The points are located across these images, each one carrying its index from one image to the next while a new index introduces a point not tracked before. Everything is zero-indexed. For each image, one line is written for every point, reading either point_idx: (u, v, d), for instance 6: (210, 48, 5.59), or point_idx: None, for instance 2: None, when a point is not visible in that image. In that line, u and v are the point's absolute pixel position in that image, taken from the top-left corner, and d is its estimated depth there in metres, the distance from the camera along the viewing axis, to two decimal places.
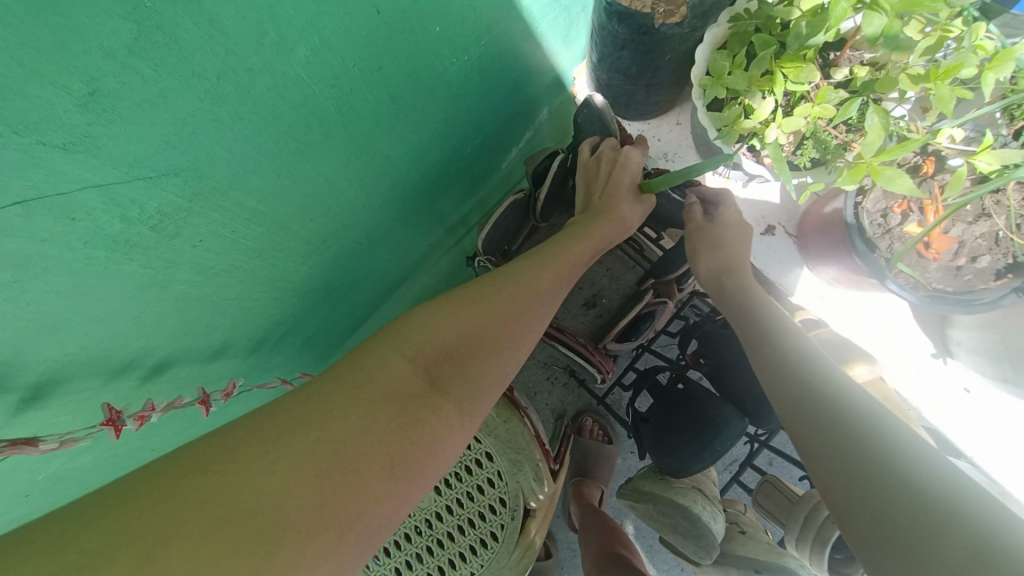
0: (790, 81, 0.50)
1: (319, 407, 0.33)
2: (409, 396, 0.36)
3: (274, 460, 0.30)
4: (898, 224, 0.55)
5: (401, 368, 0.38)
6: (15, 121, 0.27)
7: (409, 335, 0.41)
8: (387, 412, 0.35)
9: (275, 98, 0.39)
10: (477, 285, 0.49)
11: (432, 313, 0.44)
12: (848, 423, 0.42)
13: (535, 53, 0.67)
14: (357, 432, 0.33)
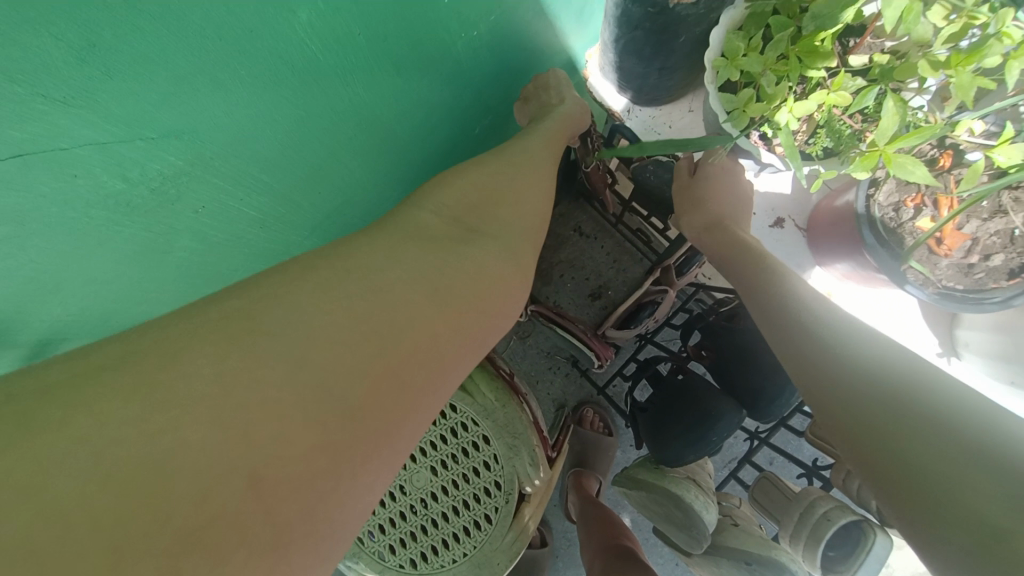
0: (806, 66, 0.49)
1: (289, 285, 0.31)
2: (400, 266, 0.34)
3: (308, 314, 0.29)
4: (910, 219, 0.53)
5: (379, 245, 0.36)
6: (13, 72, 0.27)
7: (384, 226, 0.39)
8: (378, 284, 0.32)
9: (278, 63, 0.39)
10: (451, 182, 0.47)
11: (412, 211, 0.42)
12: (843, 349, 0.43)
13: (547, 31, 0.66)
14: (350, 307, 0.30)
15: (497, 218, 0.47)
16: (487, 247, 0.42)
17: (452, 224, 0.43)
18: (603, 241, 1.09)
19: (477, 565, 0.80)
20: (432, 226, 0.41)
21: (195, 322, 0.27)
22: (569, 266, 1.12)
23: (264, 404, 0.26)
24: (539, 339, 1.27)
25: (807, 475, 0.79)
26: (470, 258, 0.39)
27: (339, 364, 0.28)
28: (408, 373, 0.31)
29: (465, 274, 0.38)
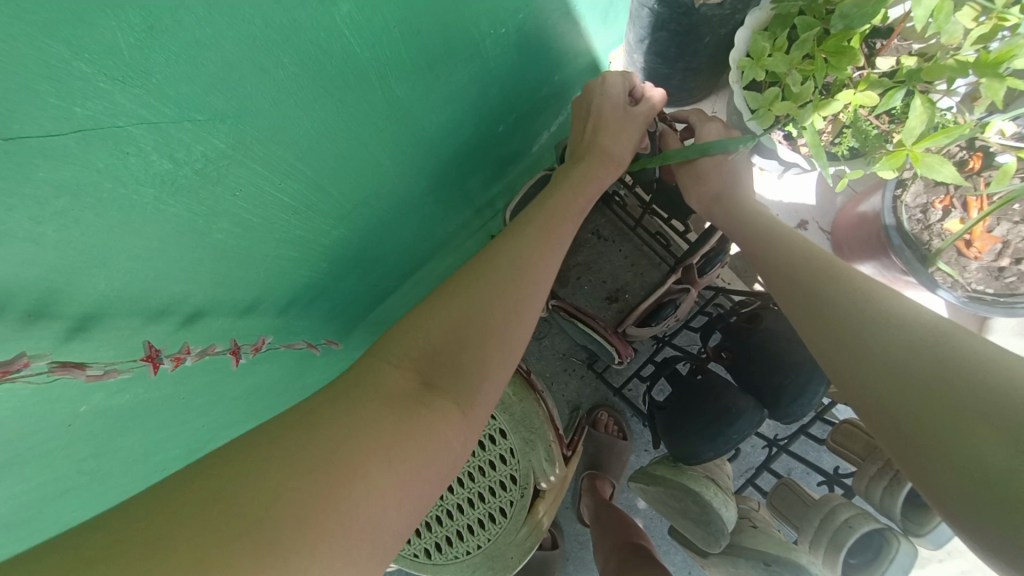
0: (832, 67, 0.49)
1: (251, 457, 0.32)
2: (362, 430, 0.35)
3: (269, 456, 0.32)
4: (938, 221, 0.53)
5: (339, 405, 0.37)
6: (79, 48, 0.29)
7: (347, 388, 0.39)
8: (337, 453, 0.33)
9: (318, 54, 0.41)
10: (422, 315, 0.48)
11: (382, 363, 0.43)
12: (890, 348, 0.37)
13: (573, 33, 0.67)
14: (318, 459, 0.32)
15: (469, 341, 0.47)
16: (447, 396, 0.43)
17: (421, 346, 0.45)
18: (622, 245, 1.10)
19: (490, 559, 0.80)
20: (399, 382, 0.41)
21: (171, 497, 0.29)
22: (587, 269, 1.12)
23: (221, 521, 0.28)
24: (556, 341, 1.28)
25: (828, 482, 0.77)
26: (429, 416, 0.39)
27: (302, 502, 0.30)
28: (355, 513, 0.31)
29: (421, 423, 0.39)
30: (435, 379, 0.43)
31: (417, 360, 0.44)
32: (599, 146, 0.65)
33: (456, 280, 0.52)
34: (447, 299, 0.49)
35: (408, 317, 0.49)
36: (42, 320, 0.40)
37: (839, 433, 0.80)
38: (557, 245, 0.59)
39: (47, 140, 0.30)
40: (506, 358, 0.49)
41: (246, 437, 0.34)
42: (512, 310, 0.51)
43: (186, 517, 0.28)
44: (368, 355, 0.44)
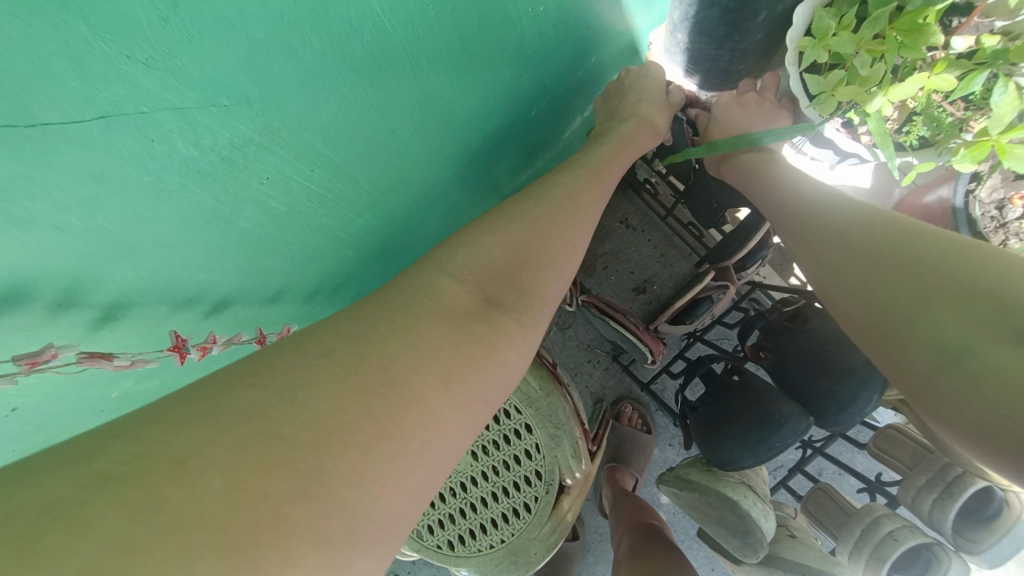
0: (906, 47, 0.44)
1: (305, 364, 0.33)
2: (419, 350, 0.36)
3: (322, 367, 0.33)
4: (1020, 225, 0.49)
5: (395, 316, 0.38)
6: (101, 28, 0.26)
7: (398, 302, 0.40)
8: (395, 367, 0.34)
9: (350, 34, 0.38)
10: (472, 238, 0.49)
11: (438, 278, 0.43)
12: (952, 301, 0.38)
13: (613, 11, 0.63)
14: (371, 373, 0.33)
15: (518, 272, 0.48)
16: (499, 318, 0.43)
17: (473, 269, 0.46)
18: (651, 235, 1.06)
19: (514, 554, 0.79)
20: (455, 300, 0.42)
21: (202, 410, 0.29)
22: (615, 259, 1.08)
23: (274, 432, 0.29)
24: (580, 332, 1.25)
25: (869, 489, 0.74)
26: (485, 337, 0.40)
27: (357, 416, 0.31)
28: (416, 428, 0.32)
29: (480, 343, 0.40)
30: (490, 299, 0.45)
31: (472, 279, 0.45)
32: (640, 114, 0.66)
33: (505, 212, 0.53)
34: (497, 229, 0.50)
35: (459, 237, 0.49)
36: (68, 311, 0.40)
37: (882, 438, 0.76)
38: (604, 190, 0.60)
39: (69, 126, 0.29)
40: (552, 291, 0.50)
41: (299, 343, 0.35)
42: (559, 253, 0.52)
43: (240, 425, 0.28)
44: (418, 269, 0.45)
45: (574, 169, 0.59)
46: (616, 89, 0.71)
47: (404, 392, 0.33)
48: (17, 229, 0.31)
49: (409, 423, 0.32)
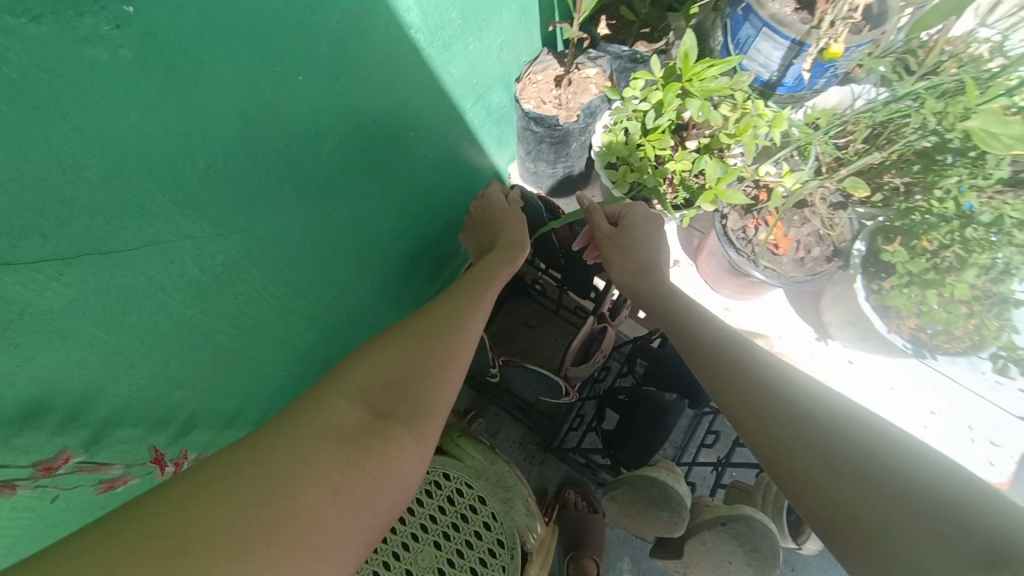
0: (656, 147, 0.73)
1: (197, 494, 0.34)
2: (312, 465, 0.38)
3: (217, 493, 0.34)
4: (758, 236, 0.74)
5: (290, 440, 0.39)
6: (163, 185, 0.40)
7: (292, 429, 0.41)
8: (281, 489, 0.36)
9: (308, 181, 0.55)
10: (369, 357, 0.52)
11: (329, 398, 0.45)
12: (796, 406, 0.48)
13: (480, 154, 0.89)
14: (260, 497, 0.35)
15: (416, 378, 0.51)
16: (399, 424, 0.46)
17: (368, 380, 0.49)
18: (551, 328, 1.27)
19: None
20: (348, 417, 0.44)
21: (91, 551, 0.30)
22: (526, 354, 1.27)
23: (159, 567, 0.30)
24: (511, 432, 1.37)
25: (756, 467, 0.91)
26: (382, 444, 0.43)
27: (246, 538, 0.33)
28: (304, 554, 0.34)
29: (376, 455, 0.41)
30: (385, 412, 0.46)
31: (364, 390, 0.48)
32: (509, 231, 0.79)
33: (400, 326, 0.57)
34: (393, 342, 0.54)
35: (357, 354, 0.53)
36: (70, 431, 0.45)
37: None
38: (487, 296, 0.68)
39: (125, 253, 0.41)
40: (450, 391, 0.53)
41: (193, 475, 0.36)
42: (452, 355, 0.56)
43: (120, 565, 0.29)
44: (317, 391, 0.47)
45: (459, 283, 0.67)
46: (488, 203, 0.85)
47: (294, 518, 0.35)
48: (62, 340, 0.40)
49: (300, 542, 0.34)
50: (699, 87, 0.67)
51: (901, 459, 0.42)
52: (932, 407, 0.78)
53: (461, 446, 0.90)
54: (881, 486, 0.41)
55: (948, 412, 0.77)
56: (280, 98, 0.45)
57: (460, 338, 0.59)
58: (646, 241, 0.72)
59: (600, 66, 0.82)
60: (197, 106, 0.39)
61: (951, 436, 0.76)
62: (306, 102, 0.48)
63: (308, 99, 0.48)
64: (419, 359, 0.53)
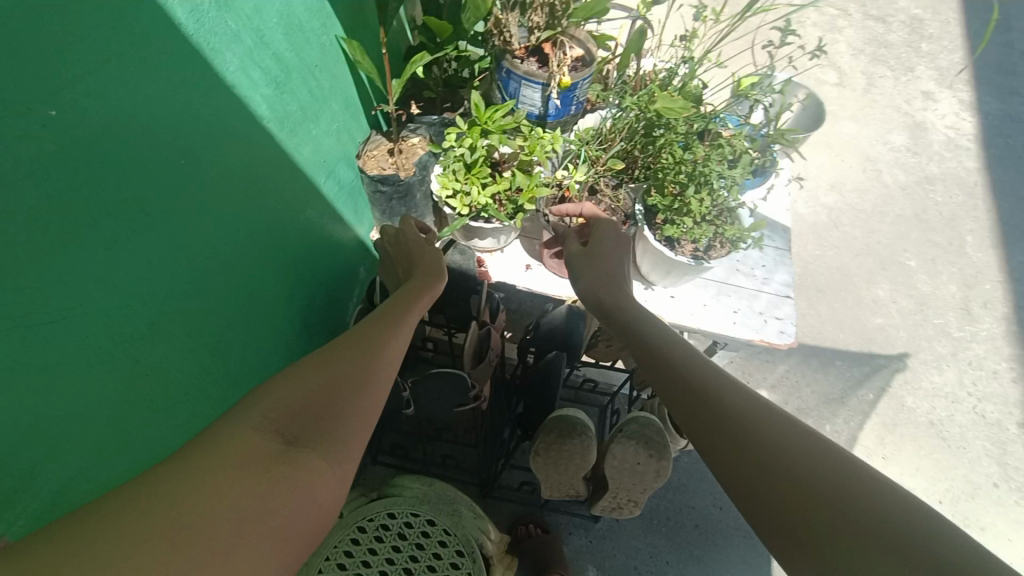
0: (478, 176, 0.93)
1: (103, 532, 0.33)
2: (219, 499, 0.38)
3: (118, 531, 0.33)
4: (572, 220, 0.97)
5: (201, 474, 0.39)
6: (74, 256, 0.47)
7: (204, 460, 0.40)
8: (186, 526, 0.35)
9: (197, 251, 0.63)
10: (287, 381, 0.52)
11: (237, 427, 0.44)
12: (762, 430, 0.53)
13: (343, 226, 1.02)
14: (162, 532, 0.34)
15: (331, 407, 0.51)
16: (311, 454, 0.46)
17: (280, 406, 0.48)
18: None
19: None
20: (263, 447, 0.44)
21: None
22: None
23: None
24: None
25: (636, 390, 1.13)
26: (292, 478, 0.43)
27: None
28: None
29: (291, 490, 0.42)
30: (301, 438, 0.47)
31: (274, 417, 0.47)
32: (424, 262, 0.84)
33: (313, 357, 0.56)
34: (302, 370, 0.53)
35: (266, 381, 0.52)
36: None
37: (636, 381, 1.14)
38: (405, 325, 0.69)
39: (45, 321, 0.45)
40: (368, 419, 0.54)
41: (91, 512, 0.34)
42: (370, 387, 0.56)
43: None
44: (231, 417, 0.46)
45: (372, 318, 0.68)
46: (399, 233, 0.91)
47: (200, 552, 0.34)
48: None
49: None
50: (493, 125, 0.90)
51: (829, 469, 0.48)
52: (734, 307, 1.06)
53: (398, 483, 0.94)
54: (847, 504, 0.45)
55: (743, 307, 1.06)
56: (163, 176, 0.56)
57: (380, 373, 0.58)
58: (612, 260, 0.83)
59: (421, 134, 1.03)
60: (97, 181, 0.48)
61: (750, 321, 1.04)
62: (184, 180, 0.59)
63: (185, 177, 0.59)
64: (333, 388, 0.53)
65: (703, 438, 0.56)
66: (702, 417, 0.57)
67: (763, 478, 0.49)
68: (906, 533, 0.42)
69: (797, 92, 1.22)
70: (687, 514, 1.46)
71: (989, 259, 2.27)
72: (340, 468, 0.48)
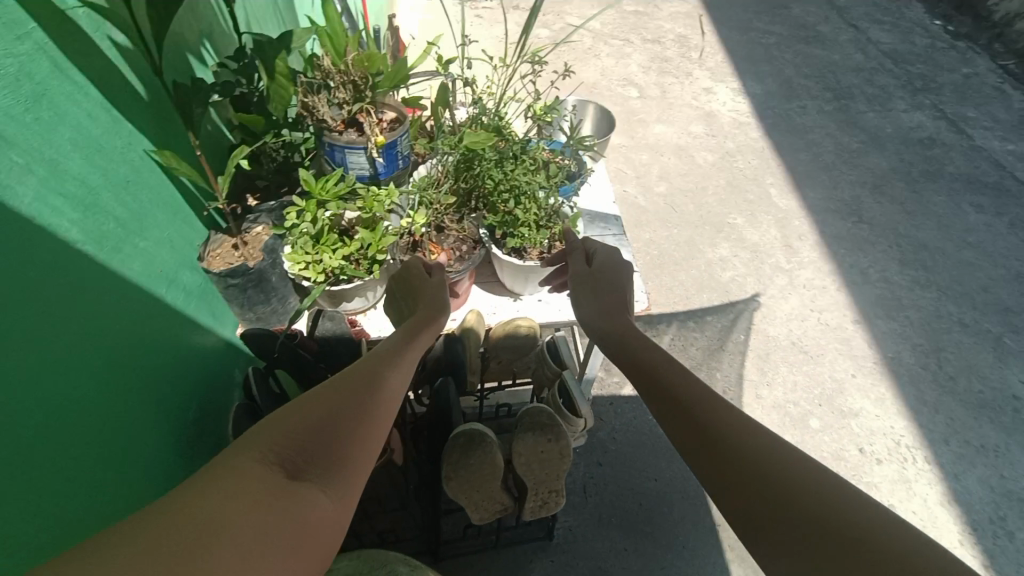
0: (327, 243, 0.99)
1: (156, 536, 0.44)
2: (240, 514, 0.49)
3: (164, 536, 0.44)
4: (426, 258, 1.06)
5: (230, 494, 0.50)
6: None
7: (225, 483, 0.52)
8: (213, 534, 0.46)
9: (27, 388, 0.62)
10: (289, 418, 0.63)
11: (247, 460, 0.56)
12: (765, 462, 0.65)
13: (205, 330, 1.01)
14: (197, 539, 0.45)
15: (328, 444, 0.63)
16: (311, 483, 0.57)
17: (281, 443, 0.60)
18: None
19: None
20: (268, 473, 0.56)
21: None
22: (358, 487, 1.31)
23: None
24: None
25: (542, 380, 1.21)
26: (294, 499, 0.54)
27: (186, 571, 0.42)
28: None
29: (293, 511, 0.53)
30: (301, 468, 0.59)
31: (277, 453, 0.59)
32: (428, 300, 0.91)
33: (314, 404, 0.67)
34: (302, 411, 0.65)
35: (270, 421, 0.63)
36: None
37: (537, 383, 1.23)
38: (401, 368, 0.79)
39: None
40: (359, 454, 0.65)
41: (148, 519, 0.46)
42: (363, 427, 0.67)
43: None
44: (255, 448, 0.58)
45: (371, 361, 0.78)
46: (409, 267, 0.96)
47: (227, 553, 0.45)
48: None
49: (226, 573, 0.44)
50: (327, 195, 0.97)
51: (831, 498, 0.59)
52: None
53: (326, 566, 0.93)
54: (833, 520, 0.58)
55: None
56: None
57: (372, 416, 0.70)
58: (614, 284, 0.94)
59: (262, 222, 1.08)
60: None
61: None
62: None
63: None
64: (328, 428, 0.64)
65: (722, 471, 0.66)
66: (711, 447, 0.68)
67: (762, 498, 0.61)
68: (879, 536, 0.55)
69: (585, 108, 1.49)
70: (629, 496, 1.55)
71: (791, 202, 2.77)
72: (334, 493, 0.59)
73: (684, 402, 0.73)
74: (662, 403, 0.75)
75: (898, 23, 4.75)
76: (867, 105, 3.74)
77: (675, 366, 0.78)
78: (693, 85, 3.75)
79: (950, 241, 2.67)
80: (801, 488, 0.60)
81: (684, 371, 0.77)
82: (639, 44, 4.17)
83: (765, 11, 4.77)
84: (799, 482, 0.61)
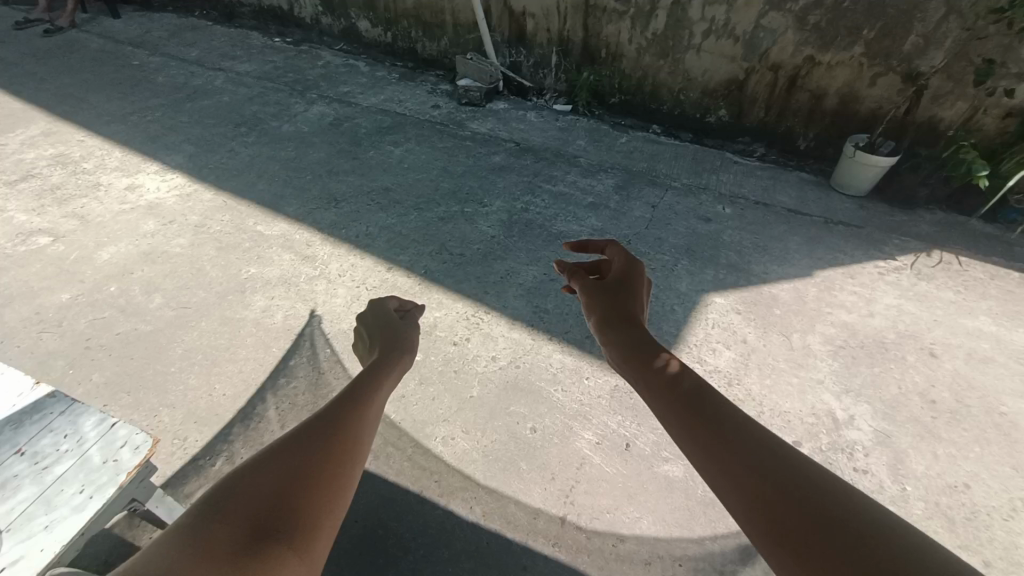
0: None
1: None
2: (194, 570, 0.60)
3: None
4: None
5: (194, 560, 0.62)
6: None
7: (193, 547, 0.63)
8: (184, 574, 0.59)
9: None
10: (271, 476, 0.76)
11: (213, 524, 0.67)
12: (832, 494, 0.67)
13: None
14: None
15: (299, 508, 0.72)
16: (275, 542, 0.66)
17: (254, 499, 0.72)
18: None
19: None
20: (231, 536, 0.65)
21: None
22: None
23: None
24: None
25: None
26: (253, 559, 0.63)
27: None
28: None
29: (255, 559, 0.63)
30: (269, 528, 0.68)
31: (244, 518, 0.68)
32: (380, 376, 1.10)
33: (320, 435, 0.85)
34: (280, 463, 0.78)
35: (247, 469, 0.77)
36: None
37: None
38: (363, 434, 0.92)
39: None
40: (327, 519, 0.74)
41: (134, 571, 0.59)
42: (334, 495, 0.78)
43: None
44: (240, 505, 0.70)
45: (341, 414, 0.92)
46: (389, 343, 1.23)
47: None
48: None
49: None
50: None
51: (848, 512, 0.65)
52: (80, 485, 1.23)
53: None
54: (846, 528, 0.63)
55: (83, 479, 1.24)
56: None
57: (342, 473, 0.81)
58: (637, 278, 1.13)
59: None
60: None
61: (99, 479, 1.25)
62: None
63: None
64: (303, 484, 0.76)
65: (735, 469, 0.73)
66: (725, 446, 0.76)
67: (762, 501, 0.68)
68: (892, 545, 0.60)
69: None
70: (352, 556, 1.51)
71: (281, 227, 2.94)
72: (306, 545, 0.69)
73: (677, 382, 0.88)
74: (652, 381, 0.89)
75: (250, 52, 5.38)
76: (277, 121, 4.19)
77: (686, 371, 0.89)
78: (110, 192, 3.32)
79: (398, 175, 3.41)
80: (828, 510, 0.65)
81: (696, 377, 0.88)
82: (8, 190, 3.35)
83: (128, 95, 4.55)
84: (829, 504, 0.66)
